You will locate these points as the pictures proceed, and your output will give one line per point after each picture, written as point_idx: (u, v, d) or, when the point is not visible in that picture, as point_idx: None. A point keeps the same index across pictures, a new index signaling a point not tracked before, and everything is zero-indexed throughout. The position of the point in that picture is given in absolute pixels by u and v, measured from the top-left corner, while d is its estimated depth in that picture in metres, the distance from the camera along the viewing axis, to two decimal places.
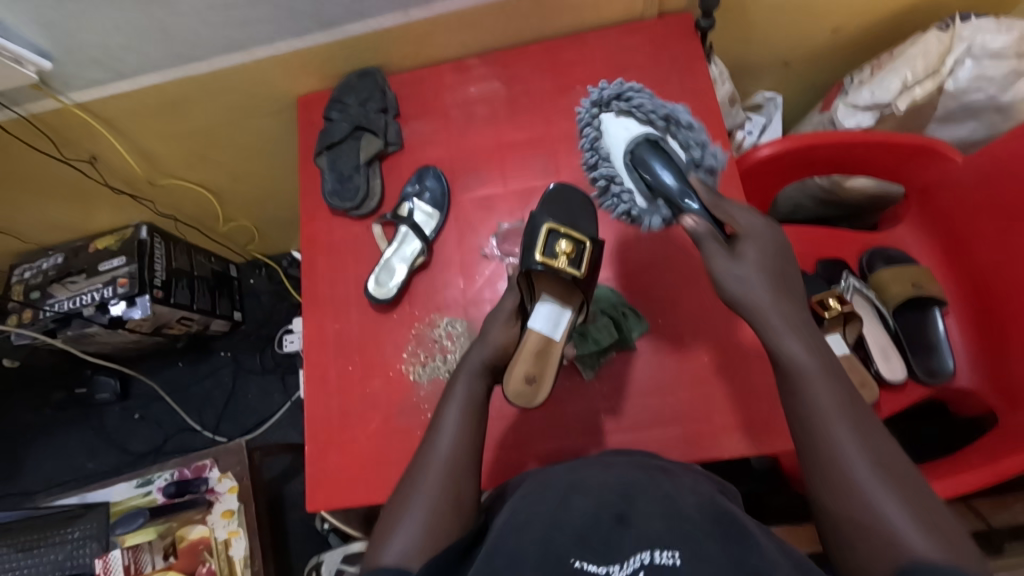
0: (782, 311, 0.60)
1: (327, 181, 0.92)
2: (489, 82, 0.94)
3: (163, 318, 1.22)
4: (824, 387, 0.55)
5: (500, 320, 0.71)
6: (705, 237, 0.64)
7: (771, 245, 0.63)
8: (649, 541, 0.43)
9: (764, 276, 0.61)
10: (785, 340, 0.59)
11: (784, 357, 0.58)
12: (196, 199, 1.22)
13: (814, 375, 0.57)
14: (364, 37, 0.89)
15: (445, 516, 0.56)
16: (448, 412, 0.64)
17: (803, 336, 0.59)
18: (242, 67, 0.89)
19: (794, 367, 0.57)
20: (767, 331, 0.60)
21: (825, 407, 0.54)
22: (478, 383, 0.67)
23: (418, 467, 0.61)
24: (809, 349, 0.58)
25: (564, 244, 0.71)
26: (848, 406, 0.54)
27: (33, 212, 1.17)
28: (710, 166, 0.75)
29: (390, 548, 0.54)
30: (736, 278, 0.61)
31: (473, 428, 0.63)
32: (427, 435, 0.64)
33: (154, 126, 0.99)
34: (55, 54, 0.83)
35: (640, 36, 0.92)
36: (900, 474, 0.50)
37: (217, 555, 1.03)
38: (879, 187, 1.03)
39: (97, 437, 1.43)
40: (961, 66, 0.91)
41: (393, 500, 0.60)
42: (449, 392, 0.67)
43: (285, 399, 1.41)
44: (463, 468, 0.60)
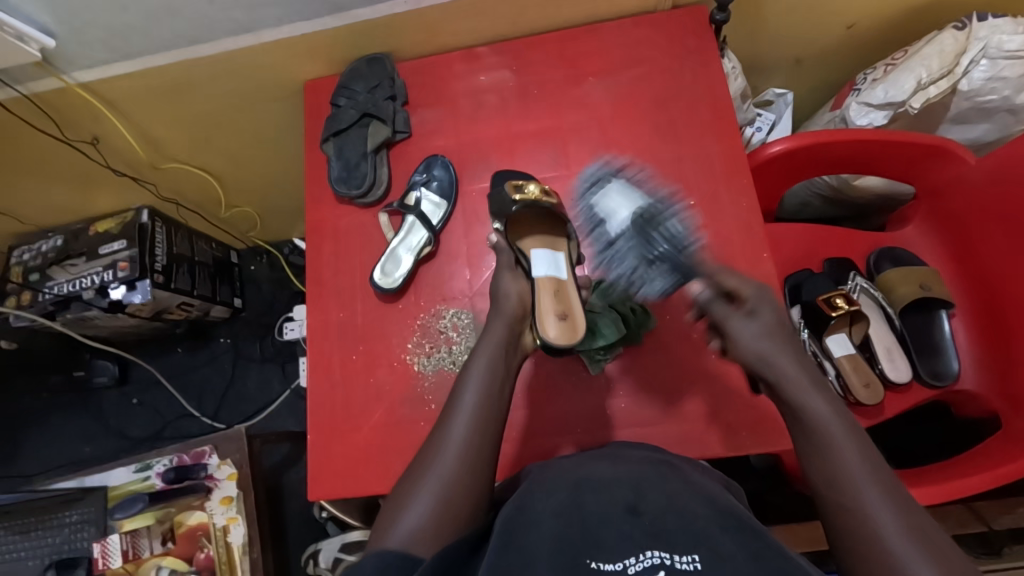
0: (796, 370, 0.64)
1: (333, 168, 0.91)
2: (499, 72, 0.93)
3: (163, 303, 1.22)
4: (846, 445, 0.57)
5: (505, 275, 0.76)
6: (715, 305, 0.72)
7: (773, 319, 0.69)
8: (665, 544, 0.42)
9: (771, 339, 0.67)
10: (805, 398, 0.62)
11: (808, 415, 0.61)
12: (198, 184, 1.20)
13: (838, 436, 0.58)
14: (373, 22, 0.87)
15: (456, 503, 0.56)
16: (466, 395, 0.64)
17: (826, 400, 0.61)
18: (248, 49, 0.88)
19: (820, 427, 0.59)
20: (792, 393, 0.63)
21: (849, 467, 0.56)
22: (498, 368, 0.67)
23: (431, 451, 0.61)
24: (832, 409, 0.60)
25: (533, 184, 0.78)
26: (869, 463, 0.56)
27: (33, 193, 1.15)
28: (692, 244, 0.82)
29: (397, 531, 0.54)
30: (746, 338, 0.68)
31: (490, 415, 0.63)
32: (444, 413, 0.65)
33: (157, 108, 0.98)
34: (59, 32, 0.82)
35: (653, 29, 0.91)
36: (928, 532, 0.50)
37: (215, 541, 1.03)
38: (887, 187, 1.03)
39: (95, 421, 1.42)
40: (976, 66, 0.90)
41: (401, 484, 0.60)
42: (464, 380, 0.66)
43: (284, 388, 1.40)
44: (481, 452, 0.60)
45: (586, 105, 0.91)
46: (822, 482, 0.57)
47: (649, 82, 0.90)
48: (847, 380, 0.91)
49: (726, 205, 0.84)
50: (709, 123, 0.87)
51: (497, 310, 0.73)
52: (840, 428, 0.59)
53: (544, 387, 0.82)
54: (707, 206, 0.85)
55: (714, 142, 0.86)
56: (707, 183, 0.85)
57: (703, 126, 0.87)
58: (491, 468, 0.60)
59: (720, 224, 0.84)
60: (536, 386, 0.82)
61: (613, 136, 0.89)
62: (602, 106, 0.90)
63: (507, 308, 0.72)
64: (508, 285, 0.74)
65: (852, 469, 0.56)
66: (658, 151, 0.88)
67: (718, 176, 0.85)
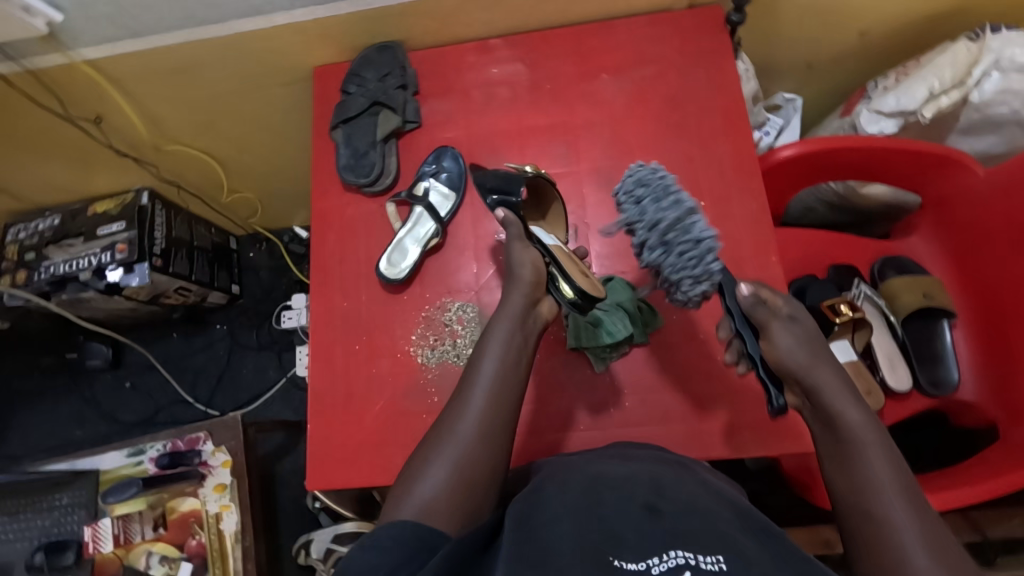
0: (833, 380, 0.61)
1: (342, 156, 0.90)
2: (512, 65, 0.92)
3: (161, 287, 1.20)
4: (878, 456, 0.56)
5: (518, 244, 0.74)
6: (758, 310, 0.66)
7: (805, 326, 0.66)
8: (689, 546, 0.43)
9: (807, 350, 0.63)
10: (841, 407, 0.60)
11: (841, 421, 0.59)
12: (201, 167, 1.19)
13: (870, 448, 0.57)
14: (388, 9, 0.86)
15: (471, 476, 0.56)
16: (485, 367, 0.64)
17: (863, 411, 0.60)
18: (259, 33, 0.87)
19: (852, 436, 0.58)
20: (825, 398, 0.61)
21: (877, 477, 0.55)
22: (515, 338, 0.67)
23: (448, 420, 0.61)
24: (869, 422, 0.59)
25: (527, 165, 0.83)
26: (896, 477, 0.55)
27: (33, 170, 1.14)
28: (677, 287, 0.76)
29: (411, 500, 0.55)
30: (781, 343, 0.64)
31: (507, 384, 0.63)
32: (461, 386, 0.64)
33: (162, 88, 0.96)
34: (66, 6, 0.80)
35: (668, 27, 0.90)
36: (946, 545, 0.50)
37: (207, 528, 1.02)
38: (894, 197, 0.98)
39: (87, 405, 1.40)
40: (987, 78, 0.91)
41: (416, 454, 0.60)
42: (482, 351, 0.66)
43: (280, 376, 1.39)
44: (497, 424, 0.60)
45: (598, 102, 0.90)
46: (847, 489, 0.56)
47: (663, 80, 0.89)
48: None
49: (736, 207, 0.84)
50: (722, 124, 0.87)
51: (513, 279, 0.71)
52: (874, 440, 0.57)
53: (546, 383, 0.82)
54: (716, 207, 0.84)
55: (725, 143, 0.86)
56: (718, 183, 0.85)
57: (715, 127, 0.87)
58: (506, 449, 0.60)
59: (729, 226, 0.84)
60: (539, 382, 0.82)
61: (625, 134, 0.89)
62: (615, 103, 0.90)
63: (525, 275, 0.71)
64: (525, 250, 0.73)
65: (879, 480, 0.55)
66: (670, 150, 0.87)
67: (730, 178, 0.85)
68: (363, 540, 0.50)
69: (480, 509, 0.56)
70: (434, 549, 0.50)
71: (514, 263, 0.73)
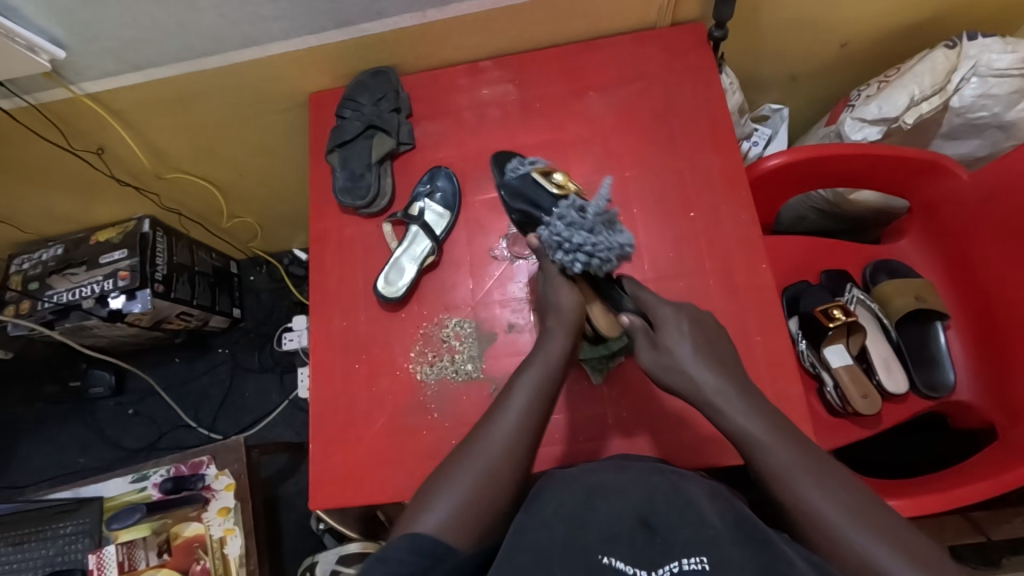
0: (714, 379, 0.66)
1: (339, 178, 0.92)
2: (502, 86, 0.95)
3: (163, 313, 1.21)
4: (793, 470, 0.58)
5: (563, 282, 0.75)
6: (639, 332, 0.71)
7: (683, 326, 0.70)
8: (676, 550, 0.46)
9: (690, 352, 0.68)
10: (732, 416, 0.63)
11: (742, 438, 0.62)
12: (201, 194, 1.21)
13: (785, 461, 0.59)
14: (379, 36, 0.89)
15: (488, 498, 0.58)
16: (516, 400, 0.65)
17: (757, 415, 0.62)
18: (256, 62, 0.89)
19: (757, 450, 0.60)
20: (716, 415, 0.64)
21: (807, 489, 0.57)
22: (557, 369, 0.68)
23: (476, 438, 0.63)
24: (758, 418, 0.62)
25: (559, 173, 0.80)
26: (818, 475, 0.57)
27: (36, 202, 1.16)
28: (602, 256, 0.74)
29: (427, 517, 0.56)
30: (668, 360, 0.68)
31: (539, 410, 0.65)
32: (493, 409, 0.66)
33: (161, 118, 0.98)
34: (69, 43, 0.83)
35: (653, 44, 0.93)
36: (903, 535, 0.53)
37: (212, 553, 1.01)
38: (883, 202, 1.01)
39: (90, 432, 1.41)
40: (967, 83, 0.93)
41: (436, 473, 0.62)
42: (521, 373, 0.68)
43: (283, 399, 1.40)
44: (524, 449, 0.62)
45: (587, 119, 0.92)
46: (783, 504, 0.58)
47: (648, 96, 0.92)
48: (846, 391, 0.91)
49: (725, 216, 0.86)
50: (708, 136, 0.89)
51: (558, 318, 0.73)
52: (779, 448, 0.60)
53: None
54: (706, 218, 0.86)
55: (713, 156, 0.88)
56: (706, 194, 0.87)
57: (702, 138, 0.89)
58: (524, 473, 0.61)
59: (719, 235, 0.85)
60: None
61: (613, 149, 0.91)
62: (603, 120, 0.92)
63: (569, 317, 0.73)
64: (572, 292, 0.74)
65: (805, 488, 0.57)
66: (658, 164, 0.89)
67: (717, 188, 0.87)
68: (377, 553, 0.51)
69: (493, 528, 0.57)
70: (443, 560, 0.52)
71: (556, 308, 0.74)
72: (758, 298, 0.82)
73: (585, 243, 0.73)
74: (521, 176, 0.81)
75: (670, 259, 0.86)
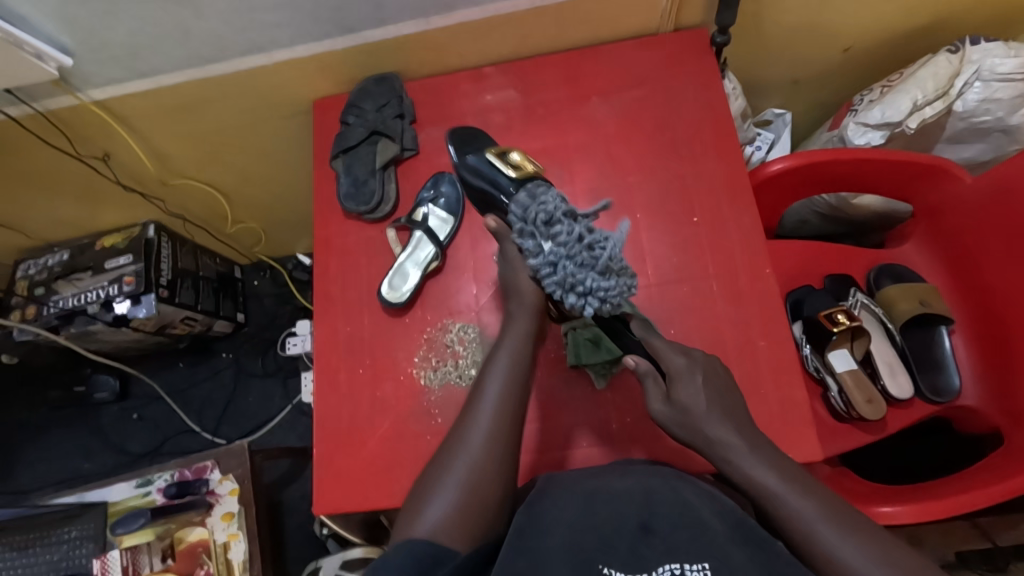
0: (729, 436, 0.65)
1: (342, 184, 0.92)
2: (505, 91, 0.95)
3: (167, 318, 1.22)
4: (816, 520, 0.58)
5: (522, 269, 0.75)
6: (647, 379, 0.71)
7: (697, 374, 0.70)
8: (678, 557, 0.46)
9: (705, 406, 0.67)
10: (744, 467, 0.63)
11: (758, 490, 0.61)
12: (205, 200, 1.22)
13: (808, 513, 0.58)
14: (383, 43, 0.89)
15: (479, 497, 0.58)
16: (488, 390, 0.66)
17: (771, 466, 0.62)
18: (260, 69, 0.90)
19: (774, 501, 0.60)
20: (728, 467, 0.64)
21: (834, 542, 0.56)
22: (522, 353, 0.70)
23: (456, 437, 0.63)
24: (773, 471, 0.62)
25: (515, 153, 0.82)
26: (821, 504, 0.59)
27: (42, 208, 1.17)
28: (610, 303, 0.71)
29: (421, 522, 0.56)
30: (682, 412, 0.68)
31: (515, 398, 0.65)
32: (468, 404, 0.66)
33: (166, 125, 0.99)
34: (77, 51, 0.84)
35: (655, 50, 0.93)
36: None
37: (215, 558, 1.02)
38: (886, 207, 1.02)
39: (94, 437, 1.41)
40: (970, 87, 0.93)
41: (424, 478, 0.62)
42: (490, 364, 0.69)
43: (286, 403, 1.40)
44: (502, 440, 0.62)
45: (590, 124, 0.93)
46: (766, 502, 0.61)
47: (651, 101, 0.92)
48: (849, 395, 0.91)
49: (728, 221, 0.86)
50: (711, 141, 0.89)
51: (519, 303, 0.74)
52: (796, 497, 0.59)
53: (551, 399, 0.82)
54: (709, 223, 0.86)
55: (716, 161, 0.88)
56: (709, 199, 0.87)
57: (705, 144, 0.89)
58: (511, 466, 0.61)
59: (722, 240, 0.85)
60: (539, 403, 0.82)
61: (616, 154, 0.91)
62: (606, 125, 0.92)
63: (528, 301, 0.74)
64: (533, 278, 0.75)
65: (833, 543, 0.56)
66: (660, 169, 0.89)
67: (720, 193, 0.87)
68: (375, 562, 0.51)
69: (489, 529, 0.57)
70: (442, 564, 0.52)
71: (517, 293, 0.75)
72: (761, 302, 0.82)
73: (596, 289, 0.70)
74: (476, 157, 0.84)
75: (674, 263, 0.86)
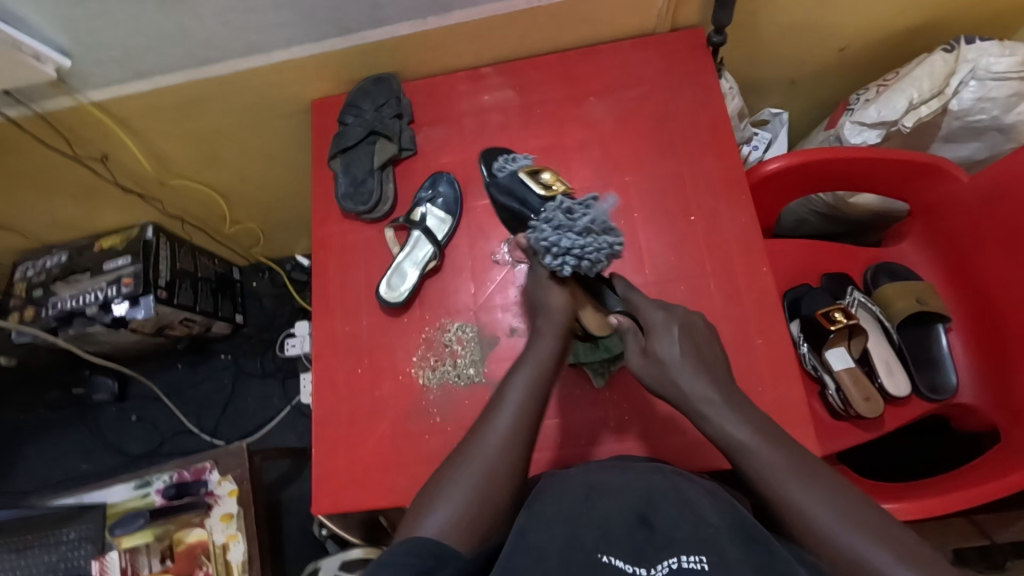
0: (704, 390, 0.65)
1: (341, 184, 0.92)
2: (503, 91, 0.95)
3: (166, 319, 1.22)
4: (794, 481, 0.58)
5: (553, 283, 0.76)
6: (629, 332, 0.73)
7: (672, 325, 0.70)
8: (676, 550, 0.46)
9: (680, 359, 0.68)
10: (714, 421, 0.64)
11: (730, 442, 0.62)
12: (204, 201, 1.22)
13: (783, 469, 0.59)
14: (381, 43, 0.89)
15: (489, 499, 0.59)
16: (509, 400, 0.65)
17: (746, 421, 0.63)
18: (259, 70, 0.90)
19: (745, 450, 0.61)
20: (698, 420, 0.65)
21: (820, 512, 0.56)
22: (547, 366, 0.69)
23: (471, 441, 0.63)
24: (748, 427, 0.62)
25: (547, 173, 0.83)
26: (793, 457, 0.60)
27: (40, 210, 1.17)
28: (591, 259, 0.74)
29: (428, 524, 0.57)
30: (656, 366, 0.69)
31: (533, 408, 0.65)
32: (487, 411, 0.66)
33: (165, 126, 0.99)
34: (75, 52, 0.84)
35: (652, 50, 0.93)
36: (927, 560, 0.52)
37: (214, 560, 1.01)
38: (883, 205, 1.04)
39: (93, 439, 1.41)
40: (965, 86, 0.93)
41: (435, 478, 0.62)
42: (511, 374, 0.69)
43: (285, 404, 1.40)
44: (519, 448, 0.62)
45: (587, 124, 0.93)
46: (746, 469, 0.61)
47: (648, 101, 0.92)
48: (847, 393, 0.91)
49: (726, 219, 0.86)
50: (708, 140, 0.89)
51: (548, 319, 0.73)
52: (767, 450, 0.60)
53: (549, 398, 0.82)
54: (707, 221, 0.86)
55: (713, 160, 0.88)
56: (706, 198, 0.87)
57: (702, 143, 0.89)
58: (523, 470, 0.62)
59: (720, 238, 0.85)
60: None
61: (614, 154, 0.91)
62: (603, 124, 0.93)
63: (558, 317, 0.73)
64: (561, 291, 0.75)
65: (818, 510, 0.56)
66: (657, 168, 0.90)
67: (717, 192, 0.87)
68: (378, 558, 0.51)
69: (495, 530, 0.58)
70: (445, 564, 0.51)
71: (546, 309, 0.74)
72: (759, 300, 0.82)
73: (573, 246, 0.73)
74: (510, 174, 0.85)
75: (671, 262, 0.86)
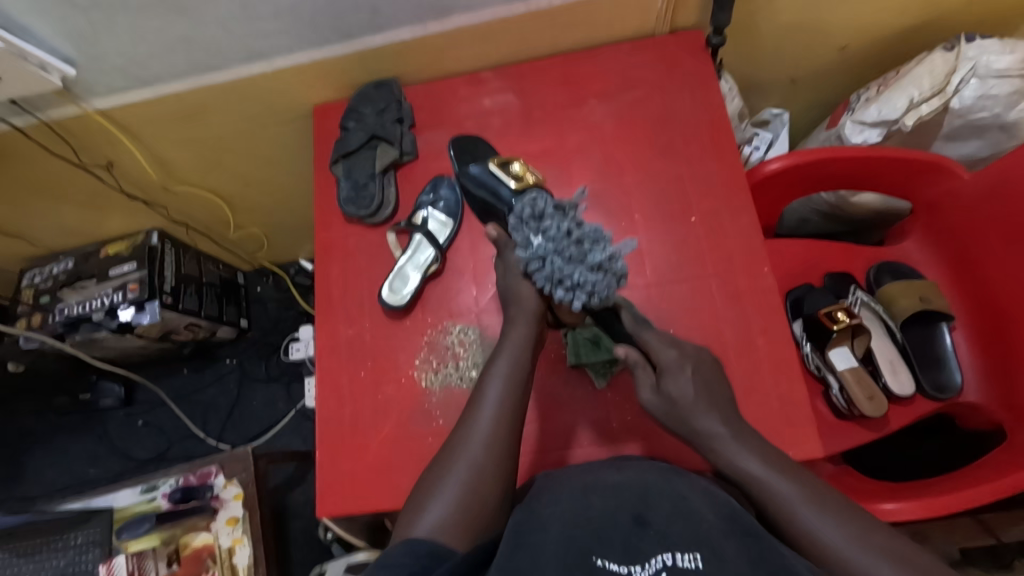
0: (715, 426, 0.66)
1: (343, 189, 0.93)
2: (503, 95, 0.96)
3: (171, 324, 1.23)
4: (805, 508, 0.58)
5: (522, 274, 0.76)
6: (637, 366, 0.71)
7: (684, 362, 0.71)
8: (669, 546, 0.47)
9: (693, 395, 0.68)
10: (723, 452, 0.64)
11: (740, 475, 0.63)
12: (208, 207, 1.23)
13: (794, 499, 0.59)
14: (382, 48, 0.90)
15: (479, 496, 0.59)
16: (490, 394, 0.66)
17: (757, 455, 0.63)
18: (261, 76, 0.91)
19: (755, 481, 0.61)
20: (708, 453, 0.66)
21: (831, 538, 0.55)
22: (523, 358, 0.70)
23: (458, 438, 0.64)
24: (757, 457, 0.63)
25: (516, 163, 0.84)
26: (802, 485, 0.60)
27: (47, 217, 1.18)
28: (601, 295, 0.74)
29: (422, 521, 0.57)
30: (668, 401, 0.69)
31: (516, 401, 0.66)
32: (468, 409, 0.67)
33: (169, 133, 1.00)
34: (79, 60, 0.85)
35: (652, 51, 0.94)
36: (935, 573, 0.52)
37: (220, 563, 1.03)
38: (883, 204, 1.00)
39: (100, 444, 1.42)
40: (966, 84, 0.93)
41: (425, 479, 0.63)
42: (490, 367, 0.69)
43: (289, 408, 1.41)
44: (506, 443, 0.63)
45: (587, 126, 0.93)
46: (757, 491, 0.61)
47: (648, 102, 0.92)
48: (851, 392, 0.91)
49: (726, 219, 0.86)
50: (708, 141, 0.89)
51: (519, 309, 0.74)
52: (777, 479, 0.61)
53: (551, 400, 0.82)
54: (707, 222, 0.86)
55: (713, 161, 0.88)
56: (707, 198, 0.87)
57: (702, 144, 0.90)
58: (511, 466, 0.62)
59: (721, 239, 0.85)
60: (540, 404, 0.82)
61: (614, 155, 0.92)
62: (603, 126, 0.93)
63: (529, 307, 0.74)
64: (532, 283, 0.75)
65: (828, 538, 0.56)
66: (658, 169, 0.90)
67: (718, 192, 0.87)
68: (376, 561, 0.51)
69: (488, 528, 0.58)
70: (440, 563, 0.52)
71: (515, 300, 0.75)
72: (760, 300, 0.82)
73: (586, 282, 0.73)
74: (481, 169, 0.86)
75: (672, 263, 0.86)
